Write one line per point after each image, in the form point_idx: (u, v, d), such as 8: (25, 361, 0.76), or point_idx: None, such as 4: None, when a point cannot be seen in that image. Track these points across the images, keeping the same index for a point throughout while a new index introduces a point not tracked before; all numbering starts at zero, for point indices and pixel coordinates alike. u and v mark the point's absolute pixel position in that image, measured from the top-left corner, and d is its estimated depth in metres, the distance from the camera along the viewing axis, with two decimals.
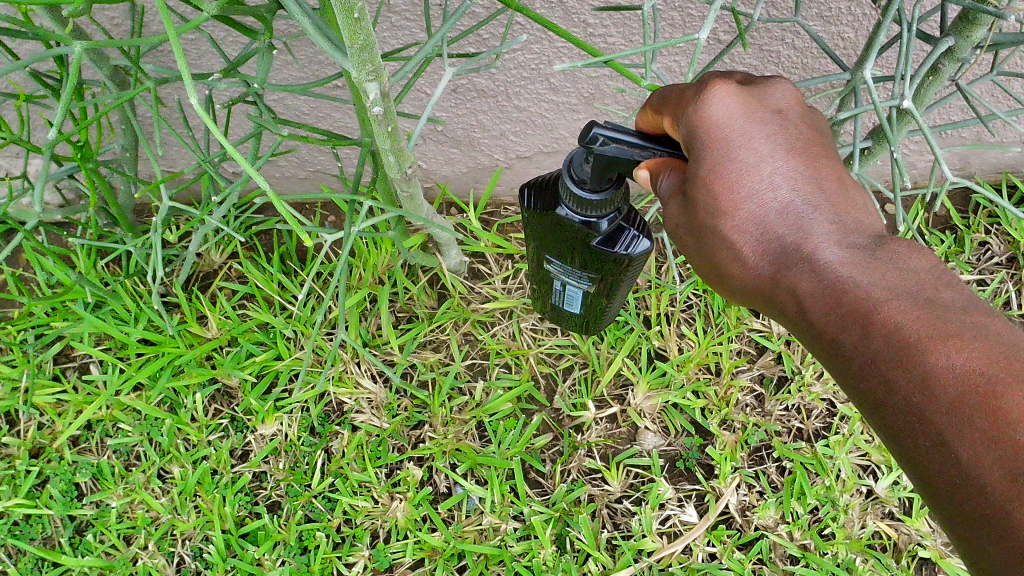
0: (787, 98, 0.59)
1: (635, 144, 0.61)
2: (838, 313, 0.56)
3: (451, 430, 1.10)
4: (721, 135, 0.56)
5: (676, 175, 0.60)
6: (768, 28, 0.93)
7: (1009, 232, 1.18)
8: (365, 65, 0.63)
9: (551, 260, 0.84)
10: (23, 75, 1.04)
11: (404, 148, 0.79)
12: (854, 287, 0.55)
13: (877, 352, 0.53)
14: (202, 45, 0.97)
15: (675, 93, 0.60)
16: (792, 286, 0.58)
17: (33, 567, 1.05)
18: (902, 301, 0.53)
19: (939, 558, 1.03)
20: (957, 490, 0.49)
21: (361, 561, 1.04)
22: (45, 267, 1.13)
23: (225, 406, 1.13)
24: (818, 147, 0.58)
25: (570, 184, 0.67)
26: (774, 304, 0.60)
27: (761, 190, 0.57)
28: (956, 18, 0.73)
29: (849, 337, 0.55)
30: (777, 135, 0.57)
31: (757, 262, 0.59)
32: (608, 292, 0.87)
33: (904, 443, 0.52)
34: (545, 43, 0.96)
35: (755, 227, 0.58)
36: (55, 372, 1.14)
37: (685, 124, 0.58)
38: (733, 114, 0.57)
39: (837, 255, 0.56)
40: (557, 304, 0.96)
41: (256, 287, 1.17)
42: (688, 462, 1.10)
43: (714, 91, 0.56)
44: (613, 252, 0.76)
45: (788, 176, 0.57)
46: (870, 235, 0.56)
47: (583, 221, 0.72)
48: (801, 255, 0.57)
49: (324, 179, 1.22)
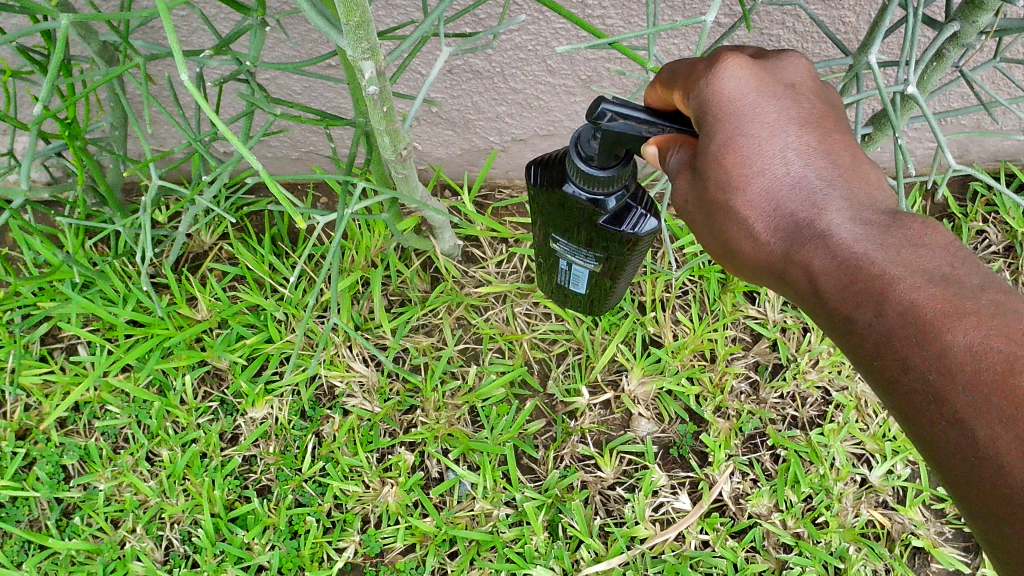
0: (800, 70, 0.57)
1: (644, 120, 0.57)
2: (852, 290, 0.56)
3: (444, 416, 1.08)
4: (733, 110, 0.55)
5: (685, 150, 0.58)
6: (769, 11, 0.91)
7: (1007, 221, 1.17)
8: (361, 43, 0.61)
9: (557, 238, 0.83)
10: (10, 50, 1.01)
11: (400, 128, 0.77)
12: (868, 263, 0.55)
13: (892, 329, 0.53)
14: (193, 22, 0.95)
15: (684, 68, 0.58)
16: (805, 262, 0.57)
17: (20, 551, 1.04)
18: (918, 278, 0.53)
19: (932, 547, 1.03)
20: (972, 468, 0.49)
21: (352, 546, 1.04)
22: (32, 246, 1.11)
23: (215, 388, 1.12)
24: (831, 121, 0.57)
25: (577, 161, 0.65)
26: (785, 281, 0.60)
27: (773, 165, 0.56)
28: (962, 3, 0.71)
29: (864, 315, 0.55)
30: (790, 109, 0.56)
31: (769, 238, 0.58)
32: (614, 274, 0.86)
33: (918, 421, 0.53)
34: (543, 23, 0.94)
35: (767, 203, 0.57)
36: (43, 353, 1.13)
37: (695, 98, 0.56)
38: (746, 88, 0.55)
39: (851, 231, 0.55)
40: (563, 283, 0.95)
41: (247, 269, 1.15)
42: (682, 449, 1.09)
43: (726, 65, 0.55)
44: (620, 231, 0.75)
45: (801, 150, 0.55)
46: (884, 211, 0.56)
47: (590, 198, 0.70)
48: (815, 232, 0.56)
49: (317, 160, 1.20)
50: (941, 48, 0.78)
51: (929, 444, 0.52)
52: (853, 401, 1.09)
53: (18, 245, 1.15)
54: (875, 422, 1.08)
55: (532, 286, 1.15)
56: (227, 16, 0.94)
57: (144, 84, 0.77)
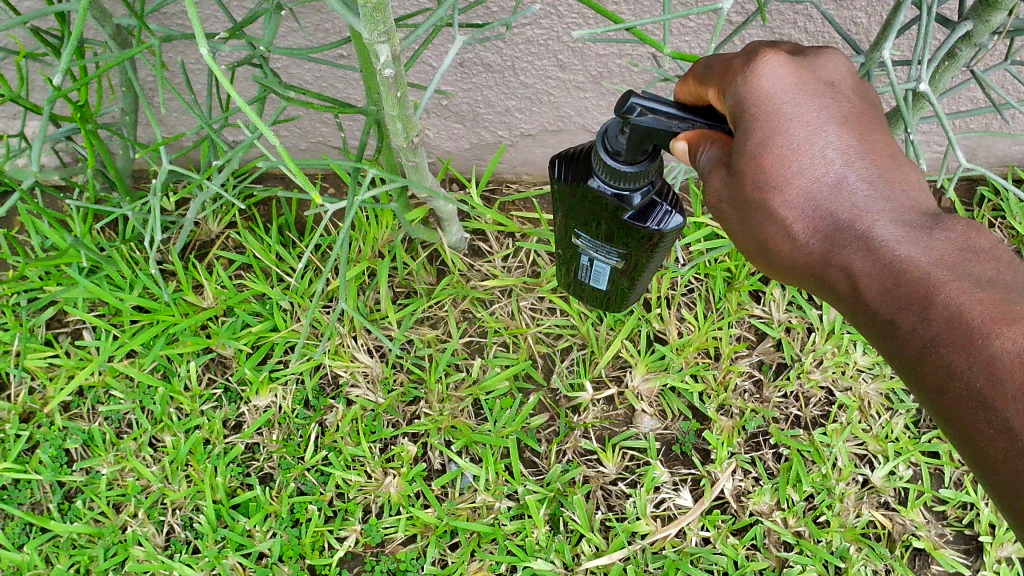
0: (839, 69, 0.57)
1: (673, 116, 0.58)
2: (896, 294, 0.57)
3: (447, 407, 1.09)
4: (772, 107, 0.54)
5: (717, 147, 0.58)
6: (781, 9, 0.92)
7: (1014, 225, 1.18)
8: (378, 26, 0.61)
9: (579, 234, 0.83)
10: (24, 31, 1.02)
11: (412, 116, 0.77)
12: (912, 267, 0.56)
13: (938, 335, 0.55)
14: (207, 8, 0.95)
15: (720, 63, 0.58)
16: (846, 265, 0.58)
17: (21, 533, 1.04)
18: (965, 284, 0.55)
19: (933, 549, 1.03)
20: (1017, 475, 0.51)
21: (353, 536, 1.04)
22: (40, 229, 1.12)
23: (219, 375, 1.12)
24: (870, 121, 0.57)
25: (604, 155, 0.66)
26: (824, 284, 0.60)
27: (813, 165, 0.56)
28: (975, 2, 0.71)
29: (907, 319, 0.56)
30: (830, 107, 0.56)
31: (808, 240, 0.58)
32: (636, 269, 0.86)
33: (962, 429, 0.54)
34: (555, 18, 0.94)
35: (807, 203, 0.57)
36: (48, 336, 1.13)
37: (732, 95, 0.56)
38: (785, 86, 0.55)
39: (894, 233, 0.56)
40: (584, 280, 0.95)
41: (254, 258, 1.16)
42: (684, 446, 1.09)
43: (765, 63, 0.55)
44: (644, 227, 0.75)
45: (841, 150, 0.56)
46: (926, 213, 0.56)
47: (615, 194, 0.70)
48: (856, 234, 0.56)
49: (327, 151, 1.20)
50: (952, 47, 0.78)
51: (975, 453, 0.53)
52: (857, 402, 1.09)
53: (27, 229, 1.15)
54: (878, 423, 1.08)
55: (537, 281, 1.16)
56: (240, 3, 0.94)
57: (159, 67, 0.77)
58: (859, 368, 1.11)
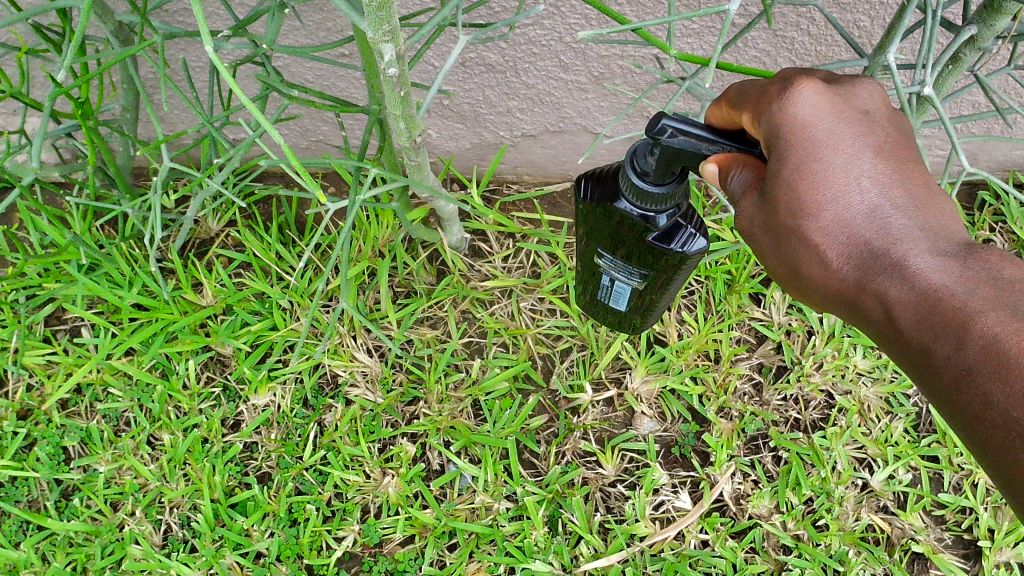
0: (874, 98, 0.57)
1: (704, 138, 0.58)
2: (931, 322, 0.56)
3: (446, 408, 1.08)
4: (807, 134, 0.55)
5: (749, 171, 0.58)
6: (784, 12, 0.92)
7: (1014, 230, 1.18)
8: (382, 25, 0.61)
9: (602, 254, 0.83)
10: (25, 28, 1.01)
11: (415, 115, 0.77)
12: (948, 296, 0.55)
13: (974, 364, 0.54)
14: (210, 6, 0.95)
15: (754, 89, 0.58)
16: (880, 292, 0.57)
17: (18, 531, 1.04)
18: (1002, 312, 0.54)
19: (931, 553, 1.03)
20: None
21: (350, 536, 1.03)
22: (39, 226, 1.11)
23: (218, 374, 1.12)
24: (905, 150, 0.57)
25: (632, 176, 0.66)
26: (857, 311, 0.60)
27: (847, 192, 0.56)
28: (979, 6, 0.71)
29: (942, 347, 0.56)
30: (864, 135, 0.56)
31: (841, 266, 0.57)
32: (657, 290, 0.85)
33: (1000, 457, 0.54)
34: (558, 18, 0.94)
35: (841, 231, 0.57)
36: (47, 334, 1.13)
37: (766, 121, 0.56)
38: (820, 113, 0.55)
39: (929, 262, 0.55)
40: (602, 300, 0.94)
41: (253, 256, 1.16)
42: (684, 448, 1.08)
43: (801, 90, 0.55)
44: (668, 249, 0.75)
45: (876, 178, 0.56)
46: (961, 243, 0.56)
47: (642, 214, 0.70)
48: (891, 262, 0.56)
49: (328, 149, 1.20)
50: (957, 51, 0.78)
51: (1011, 481, 0.54)
52: (856, 405, 1.09)
53: (26, 225, 1.15)
54: (877, 427, 1.08)
55: (538, 282, 1.16)
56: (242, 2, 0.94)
57: (162, 65, 0.76)
58: (859, 371, 1.11)
